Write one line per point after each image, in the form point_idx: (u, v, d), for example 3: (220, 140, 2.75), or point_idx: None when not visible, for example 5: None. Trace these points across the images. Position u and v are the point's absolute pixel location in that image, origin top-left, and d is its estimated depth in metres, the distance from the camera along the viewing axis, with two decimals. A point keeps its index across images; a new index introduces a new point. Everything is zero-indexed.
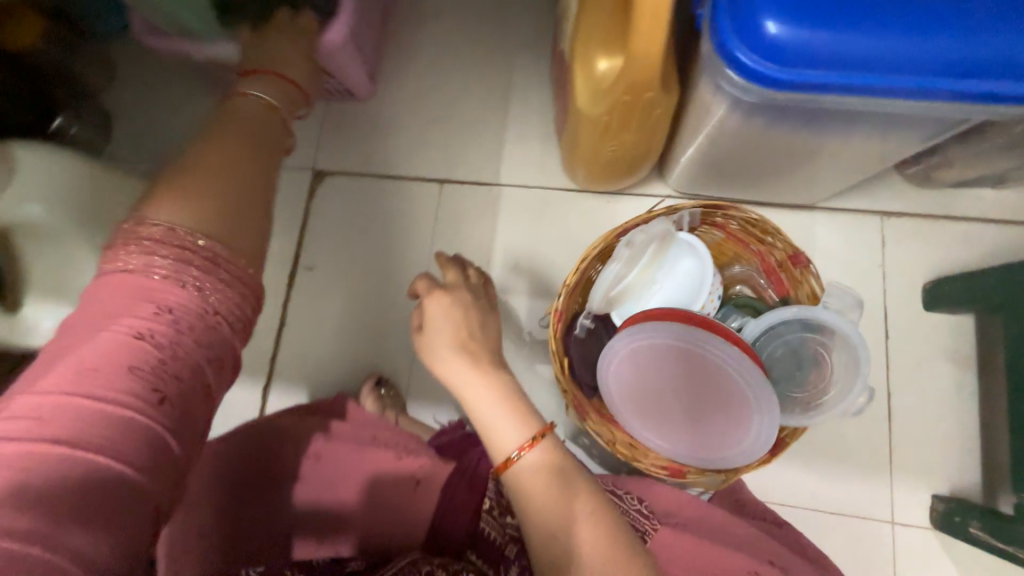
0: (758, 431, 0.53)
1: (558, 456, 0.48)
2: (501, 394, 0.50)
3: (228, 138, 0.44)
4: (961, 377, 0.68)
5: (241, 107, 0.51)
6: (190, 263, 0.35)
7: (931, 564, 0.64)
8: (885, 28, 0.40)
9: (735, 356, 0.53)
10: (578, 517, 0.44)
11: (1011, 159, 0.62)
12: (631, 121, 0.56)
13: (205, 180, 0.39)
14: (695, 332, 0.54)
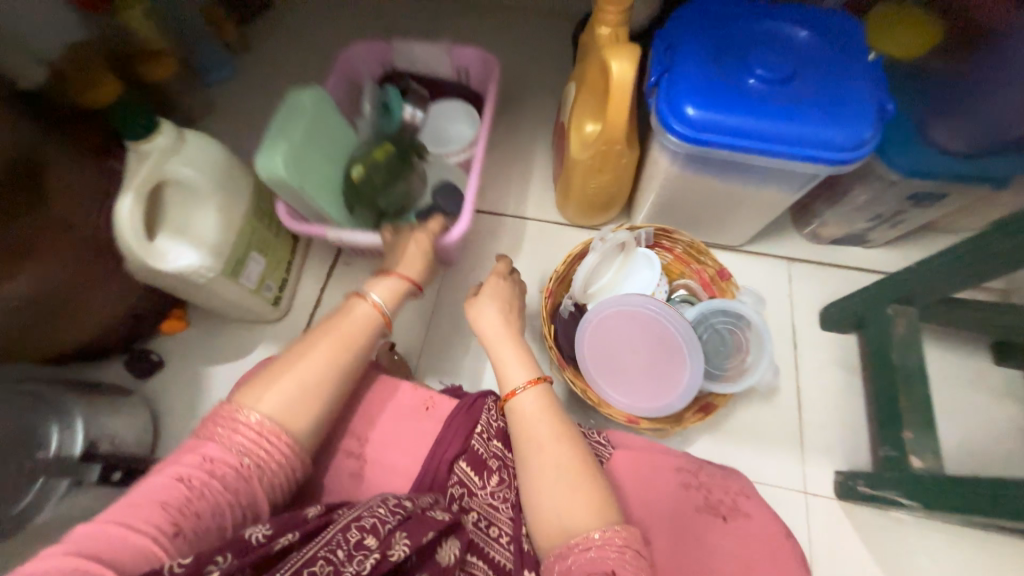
0: (690, 377, 0.73)
1: (550, 395, 0.61)
2: (519, 348, 0.65)
3: (326, 350, 0.57)
4: (850, 380, 0.89)
5: (356, 309, 0.61)
6: (261, 439, 0.50)
7: (835, 527, 0.79)
8: (754, 116, 0.67)
9: (679, 324, 0.74)
10: (561, 443, 0.56)
11: (864, 221, 0.90)
12: (607, 165, 0.82)
13: (307, 372, 0.54)
14: (654, 304, 0.75)
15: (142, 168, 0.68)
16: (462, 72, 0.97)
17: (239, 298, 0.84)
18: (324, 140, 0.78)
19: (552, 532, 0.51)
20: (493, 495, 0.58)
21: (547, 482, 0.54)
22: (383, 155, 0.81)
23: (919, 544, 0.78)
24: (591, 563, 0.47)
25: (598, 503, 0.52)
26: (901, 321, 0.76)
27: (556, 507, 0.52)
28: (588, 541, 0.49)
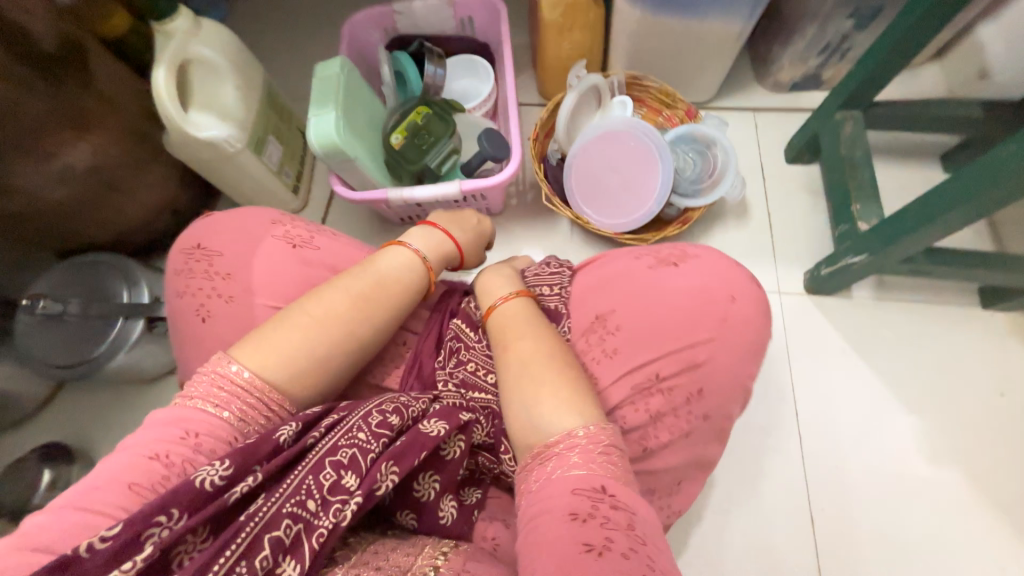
0: (662, 178, 0.82)
1: (530, 309, 0.65)
2: (504, 276, 0.71)
3: (338, 300, 0.60)
4: (813, 200, 0.99)
5: (392, 257, 0.66)
6: (249, 391, 0.51)
7: (806, 316, 0.91)
8: None
9: (651, 136, 0.82)
10: (538, 349, 0.59)
11: (816, 55, 0.99)
12: (577, 20, 0.91)
13: (331, 339, 0.57)
14: (629, 121, 0.83)
15: (169, 46, 0.77)
16: (465, 23, 0.97)
17: (263, 180, 0.94)
18: (359, 108, 0.84)
19: (532, 433, 0.54)
20: (486, 345, 0.67)
21: (529, 386, 0.56)
22: (420, 117, 0.87)
23: (879, 320, 0.89)
24: (570, 478, 0.48)
25: (579, 403, 0.54)
26: (850, 125, 0.86)
27: (535, 408, 0.55)
28: (564, 443, 0.51)
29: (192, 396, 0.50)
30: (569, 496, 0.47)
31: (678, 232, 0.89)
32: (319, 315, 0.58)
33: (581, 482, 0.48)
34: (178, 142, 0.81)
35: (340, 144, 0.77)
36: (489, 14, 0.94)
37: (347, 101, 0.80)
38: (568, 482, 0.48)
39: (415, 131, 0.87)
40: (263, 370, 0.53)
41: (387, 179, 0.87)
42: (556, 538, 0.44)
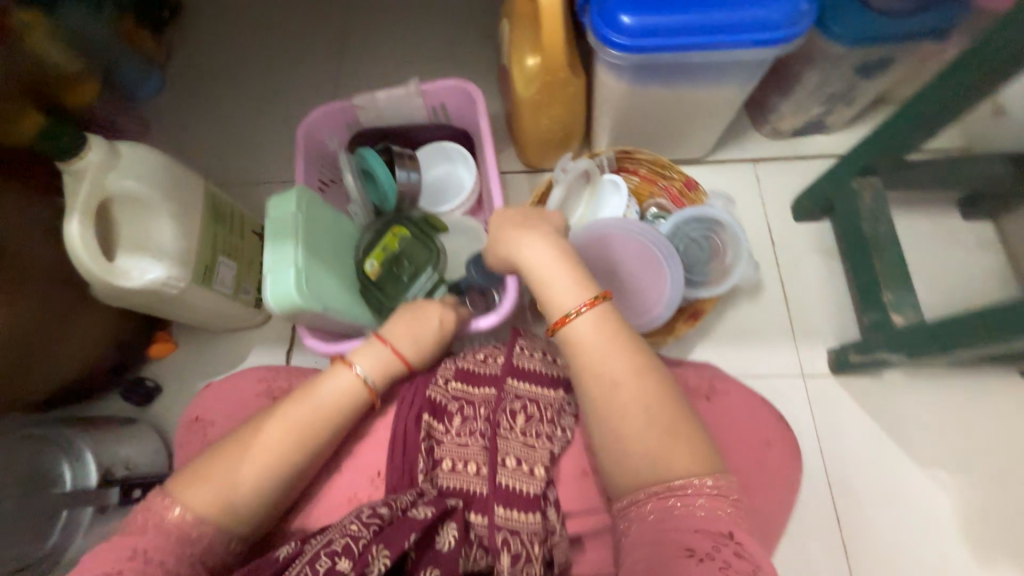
0: (671, 284, 0.73)
1: (612, 320, 0.55)
2: (577, 278, 0.57)
3: (274, 432, 0.53)
4: (829, 263, 0.90)
5: (333, 379, 0.57)
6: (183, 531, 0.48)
7: (835, 400, 0.82)
8: (687, 10, 0.66)
9: (656, 239, 0.75)
10: (637, 383, 0.51)
11: (818, 105, 0.90)
12: (556, 96, 0.80)
13: (258, 480, 0.51)
14: (629, 224, 0.76)
15: (80, 189, 0.65)
16: (438, 109, 0.86)
17: (217, 305, 0.83)
18: (327, 243, 0.72)
19: (642, 478, 0.48)
20: (460, 434, 0.57)
21: (637, 425, 0.49)
22: (396, 243, 0.78)
23: (914, 398, 0.82)
24: (696, 513, 0.44)
25: (692, 444, 0.48)
26: (868, 193, 0.78)
27: (647, 454, 0.48)
28: (688, 489, 0.46)
29: (143, 520, 0.48)
30: (693, 529, 0.43)
31: (690, 328, 0.80)
32: (251, 440, 0.52)
33: (706, 520, 0.44)
34: (107, 292, 0.70)
35: (307, 302, 0.64)
36: (464, 100, 0.83)
37: (310, 238, 0.69)
38: (691, 519, 0.44)
39: (391, 258, 0.78)
40: (195, 505, 0.49)
41: (367, 319, 0.76)
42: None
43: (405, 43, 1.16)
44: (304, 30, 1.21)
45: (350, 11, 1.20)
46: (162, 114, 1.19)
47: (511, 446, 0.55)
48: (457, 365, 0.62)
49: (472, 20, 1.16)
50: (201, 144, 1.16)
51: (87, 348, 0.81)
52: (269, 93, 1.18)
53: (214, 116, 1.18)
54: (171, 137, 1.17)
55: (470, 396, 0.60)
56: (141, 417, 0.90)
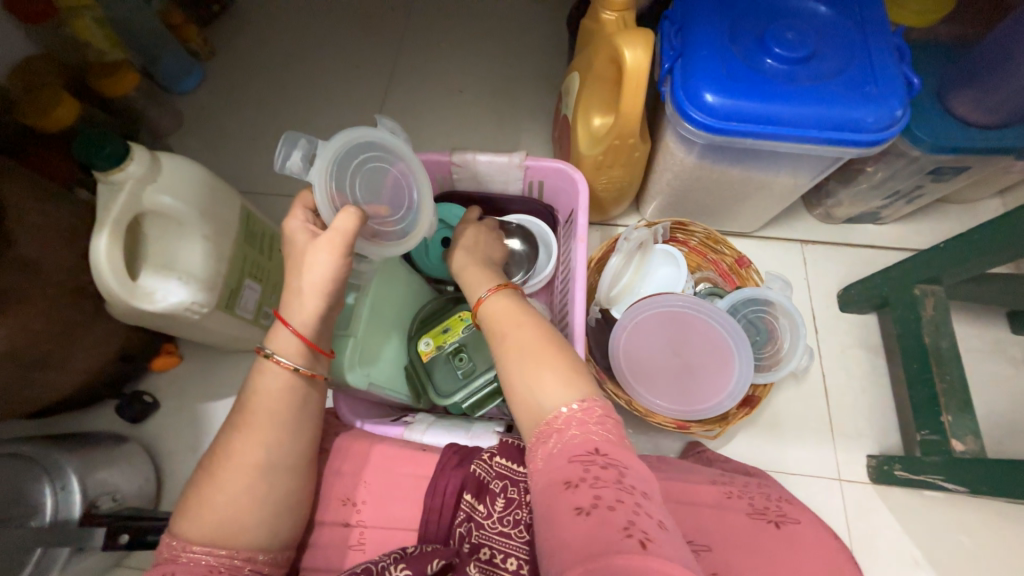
0: (738, 376, 0.69)
1: (523, 300, 0.55)
2: (482, 271, 0.61)
3: (263, 420, 0.52)
4: (875, 361, 0.86)
5: (268, 373, 0.54)
6: (224, 558, 0.48)
7: (873, 512, 0.78)
8: (776, 99, 0.64)
9: (726, 324, 0.71)
10: (526, 332, 0.50)
11: (881, 199, 0.87)
12: (618, 160, 0.77)
13: (266, 450, 0.52)
14: (700, 304, 0.72)
15: (115, 203, 0.61)
16: (533, 185, 0.84)
17: (234, 330, 0.77)
18: (388, 316, 0.70)
19: (530, 416, 0.45)
20: (503, 522, 0.52)
21: (521, 368, 0.47)
22: (460, 331, 0.73)
23: (956, 522, 0.77)
24: (570, 444, 0.41)
25: (572, 374, 0.45)
26: (930, 301, 0.75)
27: (528, 393, 0.46)
28: (559, 418, 0.43)
29: (181, 557, 0.47)
30: (564, 460, 0.40)
31: (745, 417, 0.73)
32: (213, 483, 0.50)
33: (575, 445, 0.40)
34: (126, 312, 0.65)
35: (355, 380, 0.62)
36: (562, 185, 0.81)
37: (375, 314, 0.67)
38: (563, 449, 0.40)
39: (451, 347, 0.72)
40: (223, 507, 0.49)
41: (401, 395, 0.73)
42: (570, 537, 0.35)
43: (457, 71, 1.14)
44: (356, 44, 1.18)
45: (406, 32, 1.17)
46: (194, 109, 1.15)
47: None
48: (503, 441, 0.59)
49: (528, 58, 1.14)
50: (236, 147, 1.11)
51: (92, 362, 0.75)
52: (312, 104, 1.14)
53: (253, 119, 1.13)
54: (201, 135, 1.13)
55: (517, 478, 0.55)
56: (132, 435, 0.83)
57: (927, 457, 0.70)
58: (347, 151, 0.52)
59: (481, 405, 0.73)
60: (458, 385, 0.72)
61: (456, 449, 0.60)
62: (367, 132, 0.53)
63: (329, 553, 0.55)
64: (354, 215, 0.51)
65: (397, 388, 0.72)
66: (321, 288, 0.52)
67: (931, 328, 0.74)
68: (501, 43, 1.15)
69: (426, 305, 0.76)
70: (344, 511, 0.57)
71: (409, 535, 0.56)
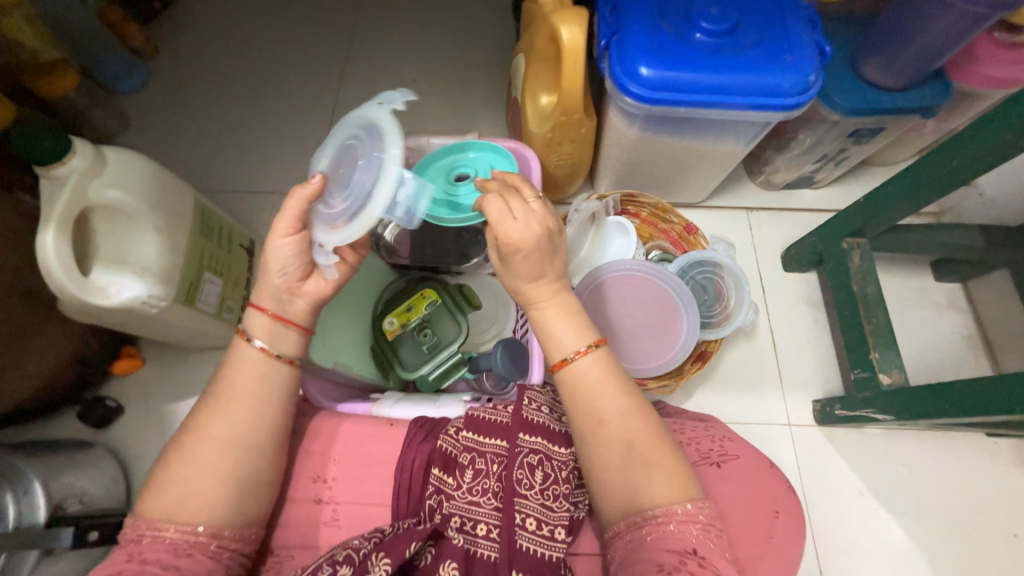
0: (688, 331, 0.74)
1: (616, 366, 0.54)
2: (571, 316, 0.55)
3: (231, 403, 0.55)
4: (816, 313, 0.93)
5: (244, 356, 0.57)
6: (193, 537, 0.50)
7: (819, 451, 0.84)
8: (704, 70, 0.68)
9: (675, 286, 0.75)
10: (627, 418, 0.51)
11: (812, 164, 0.94)
12: (567, 137, 0.81)
13: (234, 431, 0.54)
14: (650, 268, 0.76)
15: (59, 198, 0.60)
16: None
17: (196, 324, 0.77)
18: (351, 296, 0.72)
19: (622, 505, 0.49)
20: (471, 492, 0.56)
21: (618, 457, 0.50)
22: (423, 307, 0.74)
23: (893, 453, 0.84)
24: (673, 538, 0.46)
25: (680, 476, 0.49)
26: (856, 253, 0.82)
27: (630, 486, 0.49)
28: (665, 515, 0.47)
29: (150, 536, 0.49)
30: (662, 549, 0.45)
31: (698, 370, 0.78)
32: (184, 459, 0.52)
33: (675, 540, 0.45)
34: (81, 310, 0.64)
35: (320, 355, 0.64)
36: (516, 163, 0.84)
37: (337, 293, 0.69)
38: (661, 540, 0.46)
39: (416, 323, 0.74)
40: (191, 487, 0.51)
41: (369, 374, 0.74)
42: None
43: (410, 62, 1.15)
44: (306, 38, 1.17)
45: (355, 25, 1.18)
46: (141, 109, 1.12)
47: (529, 507, 0.54)
48: (469, 415, 0.61)
49: (479, 46, 1.16)
50: (188, 146, 1.09)
51: (48, 366, 0.73)
52: (264, 100, 1.13)
53: (203, 117, 1.12)
54: (150, 135, 1.10)
55: (484, 449, 0.58)
56: (96, 440, 0.82)
57: (861, 394, 0.77)
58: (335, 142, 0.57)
59: (445, 377, 0.74)
60: (423, 360, 0.74)
61: (422, 423, 0.62)
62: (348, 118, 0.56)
63: (303, 529, 0.58)
64: (293, 190, 0.55)
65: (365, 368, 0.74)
66: (288, 277, 0.57)
67: (859, 277, 0.81)
68: (452, 32, 1.17)
69: (390, 286, 0.78)
70: (315, 488, 0.59)
71: (380, 508, 0.58)
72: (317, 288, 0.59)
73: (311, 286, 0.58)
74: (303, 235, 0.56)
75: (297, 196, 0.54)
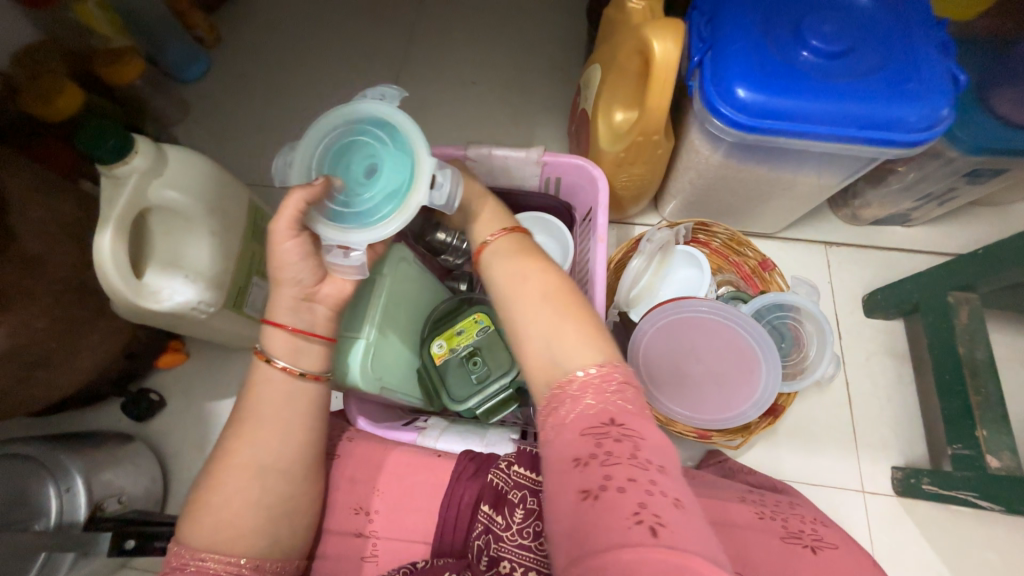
0: (764, 385, 0.66)
1: (530, 243, 0.52)
2: (493, 210, 0.57)
3: (256, 426, 0.52)
4: (901, 368, 0.83)
5: (258, 378, 0.54)
6: (232, 568, 0.47)
7: (896, 526, 0.75)
8: (813, 95, 0.60)
9: (752, 331, 0.68)
10: (538, 280, 0.46)
11: (911, 201, 0.84)
12: (641, 157, 0.74)
13: (265, 452, 0.51)
14: (724, 309, 0.69)
15: (119, 198, 0.58)
16: (550, 181, 0.80)
17: (241, 328, 0.75)
18: (401, 314, 0.68)
19: (542, 372, 0.42)
20: (522, 534, 0.50)
21: (532, 320, 0.44)
22: (475, 333, 0.70)
23: (982, 538, 0.74)
24: (582, 414, 0.38)
25: (587, 331, 0.42)
26: (964, 309, 0.72)
27: (542, 347, 0.42)
28: (574, 383, 0.40)
29: (188, 566, 0.47)
30: (576, 432, 0.37)
31: (768, 426, 0.71)
32: (224, 484, 0.50)
33: (589, 416, 0.38)
34: (132, 312, 0.63)
35: (365, 380, 0.61)
36: (581, 182, 0.77)
37: (388, 313, 0.65)
38: (576, 419, 0.38)
39: (464, 349, 0.70)
40: (228, 516, 0.49)
41: (413, 398, 0.71)
42: (579, 527, 0.34)
43: (470, 63, 1.10)
44: (366, 33, 1.14)
45: (416, 21, 1.13)
46: (198, 99, 1.12)
47: None
48: (522, 450, 0.56)
49: (544, 50, 1.10)
50: (242, 139, 1.08)
51: (98, 360, 0.73)
52: (319, 95, 1.11)
53: (258, 110, 1.10)
54: (205, 126, 1.10)
55: (537, 488, 0.52)
56: (137, 433, 0.82)
57: (959, 472, 0.68)
58: (321, 134, 0.54)
59: (494, 412, 0.70)
60: (469, 389, 0.69)
61: (472, 456, 0.58)
62: (335, 111, 0.53)
63: (342, 562, 0.54)
64: (296, 192, 0.50)
65: (409, 392, 0.70)
66: (303, 282, 0.54)
67: (965, 338, 0.71)
68: (516, 34, 1.11)
69: (439, 305, 0.74)
70: (357, 520, 0.56)
71: (423, 549, 0.54)
72: (336, 290, 0.56)
73: (328, 289, 0.56)
74: (304, 236, 0.53)
75: (302, 198, 0.50)
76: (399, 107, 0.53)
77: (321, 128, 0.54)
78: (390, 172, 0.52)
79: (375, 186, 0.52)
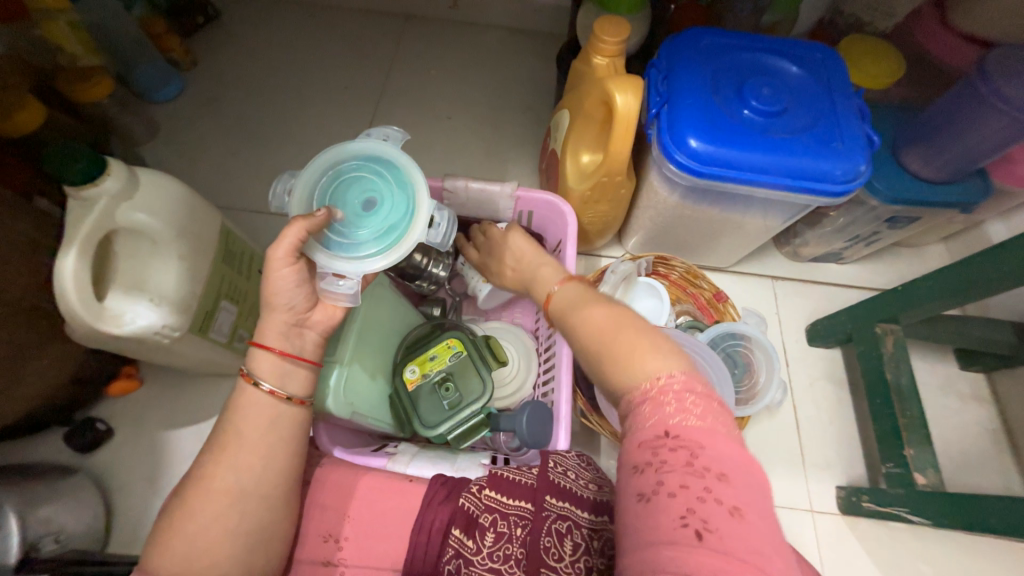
0: None
1: (589, 286, 0.56)
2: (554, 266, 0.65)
3: (222, 452, 0.51)
4: (840, 393, 0.90)
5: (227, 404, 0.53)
6: None
7: (841, 542, 0.80)
8: (755, 149, 0.68)
9: (709, 359, 0.73)
10: (602, 306, 0.48)
11: (842, 242, 0.94)
12: (605, 196, 0.80)
13: (233, 479, 0.50)
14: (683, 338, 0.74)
15: (85, 219, 0.57)
16: (523, 215, 0.85)
17: (204, 353, 0.73)
18: (374, 340, 0.69)
19: (619, 386, 0.42)
20: (492, 557, 0.51)
21: (598, 335, 0.45)
22: (447, 359, 0.72)
23: (916, 551, 0.80)
24: (638, 426, 0.39)
25: (656, 342, 0.43)
26: (890, 339, 0.81)
27: (613, 360, 0.43)
28: (647, 391, 0.40)
29: None
30: (635, 444, 0.38)
31: None
32: (187, 513, 0.48)
33: (646, 428, 0.38)
34: (91, 335, 0.61)
35: (336, 406, 0.61)
36: (552, 216, 0.82)
37: (362, 338, 0.66)
38: (636, 433, 0.39)
39: (436, 376, 0.72)
40: (190, 547, 0.47)
41: (384, 424, 0.71)
42: (632, 527, 0.36)
43: (446, 99, 1.16)
44: (345, 67, 1.18)
45: (394, 58, 1.19)
46: (168, 120, 1.11)
47: None
48: (494, 473, 0.57)
49: (516, 91, 1.17)
50: (214, 162, 1.08)
51: (44, 386, 0.69)
52: (295, 123, 1.12)
53: (232, 134, 1.11)
54: (175, 147, 1.09)
55: (507, 510, 0.54)
56: (79, 465, 0.77)
57: (893, 489, 0.74)
58: (323, 167, 0.56)
59: (466, 438, 0.71)
60: (441, 416, 0.70)
61: (444, 481, 0.58)
62: (338, 145, 0.56)
63: None
64: (298, 222, 0.51)
65: (382, 418, 0.70)
66: (295, 308, 0.54)
67: (891, 365, 0.79)
68: (490, 75, 1.18)
69: (413, 331, 0.76)
70: (326, 549, 0.55)
71: None
72: (326, 317, 0.57)
73: (319, 316, 0.56)
74: (301, 263, 0.53)
75: (303, 229, 0.51)
76: (401, 149, 0.57)
77: (325, 160, 0.56)
78: (388, 210, 0.55)
79: (373, 221, 0.55)
